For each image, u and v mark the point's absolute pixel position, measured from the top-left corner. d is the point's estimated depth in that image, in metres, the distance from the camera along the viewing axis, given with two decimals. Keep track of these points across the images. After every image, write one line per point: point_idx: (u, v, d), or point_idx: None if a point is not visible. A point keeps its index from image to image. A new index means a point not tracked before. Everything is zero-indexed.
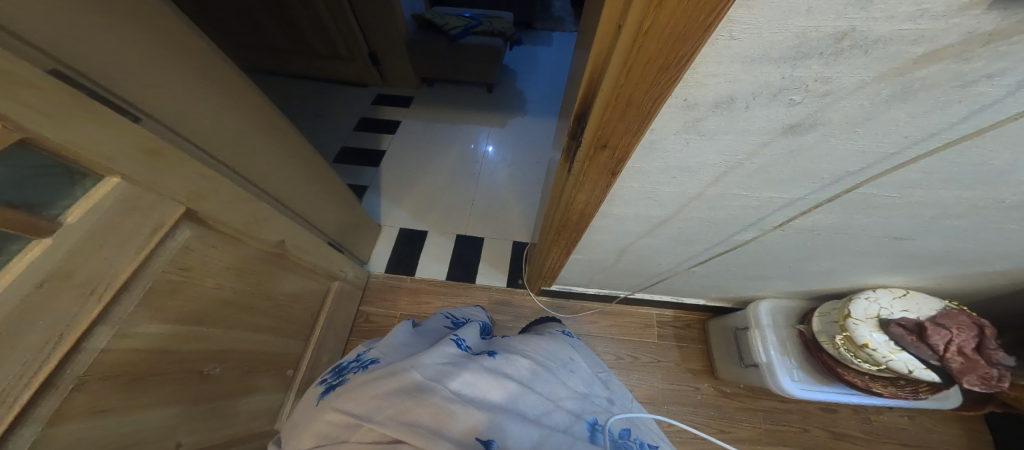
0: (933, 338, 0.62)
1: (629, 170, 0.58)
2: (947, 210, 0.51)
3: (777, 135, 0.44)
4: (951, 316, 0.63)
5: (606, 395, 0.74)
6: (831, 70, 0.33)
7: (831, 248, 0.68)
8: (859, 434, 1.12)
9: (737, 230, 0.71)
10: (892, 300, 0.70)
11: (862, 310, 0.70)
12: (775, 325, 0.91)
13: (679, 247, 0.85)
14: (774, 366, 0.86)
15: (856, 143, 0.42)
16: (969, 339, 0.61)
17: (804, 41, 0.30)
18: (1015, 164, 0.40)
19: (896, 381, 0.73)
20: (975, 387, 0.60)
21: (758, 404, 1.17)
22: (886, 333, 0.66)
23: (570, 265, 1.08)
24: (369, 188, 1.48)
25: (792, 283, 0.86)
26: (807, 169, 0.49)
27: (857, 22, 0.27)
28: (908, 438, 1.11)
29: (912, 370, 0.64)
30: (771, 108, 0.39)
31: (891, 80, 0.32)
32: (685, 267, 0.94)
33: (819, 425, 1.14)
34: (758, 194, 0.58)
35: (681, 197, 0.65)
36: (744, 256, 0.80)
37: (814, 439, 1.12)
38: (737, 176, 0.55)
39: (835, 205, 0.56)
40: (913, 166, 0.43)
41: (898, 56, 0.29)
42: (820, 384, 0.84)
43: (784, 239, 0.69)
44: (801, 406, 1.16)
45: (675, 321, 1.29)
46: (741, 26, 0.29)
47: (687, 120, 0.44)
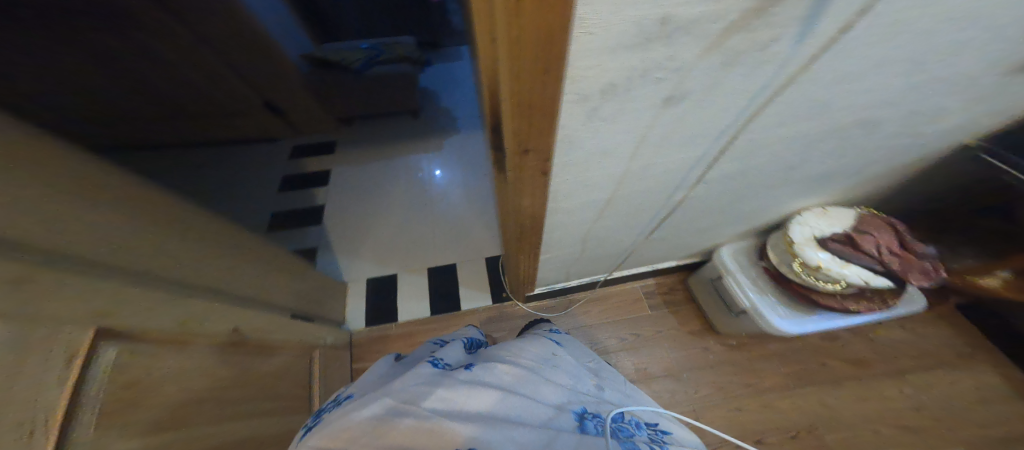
0: (863, 245, 0.68)
1: (556, 167, 0.61)
2: (828, 130, 0.56)
3: (664, 110, 0.47)
4: (869, 221, 0.71)
5: (598, 382, 0.71)
6: (673, 47, 0.36)
7: (754, 186, 0.71)
8: (871, 355, 1.13)
9: (671, 193, 0.74)
10: (818, 219, 0.74)
11: (800, 234, 0.72)
12: (743, 267, 0.93)
13: (632, 220, 0.87)
14: (758, 307, 0.86)
15: (733, 99, 0.46)
16: (886, 239, 0.68)
17: (639, 29, 0.33)
18: (846, 86, 0.46)
19: (868, 296, 0.71)
20: (920, 281, 0.65)
21: (767, 349, 1.17)
22: (829, 250, 0.69)
23: (545, 265, 1.09)
24: (321, 248, 1.48)
25: (739, 225, 0.88)
26: (705, 127, 0.52)
27: (667, 7, 0.31)
28: (909, 347, 1.14)
29: (868, 281, 0.67)
30: (646, 90, 0.43)
31: (716, 49, 0.37)
32: (643, 236, 0.96)
33: (832, 355, 1.14)
34: (674, 160, 0.61)
35: (610, 179, 0.67)
36: (687, 213, 0.82)
37: (833, 371, 1.12)
38: (651, 150, 0.58)
39: (737, 153, 0.59)
40: (787, 104, 0.48)
41: (711, 27, 0.34)
42: (806, 314, 0.84)
43: (713, 189, 0.72)
44: (809, 342, 1.17)
45: (659, 288, 1.31)
46: (592, 21, 0.32)
47: (586, 112, 0.46)
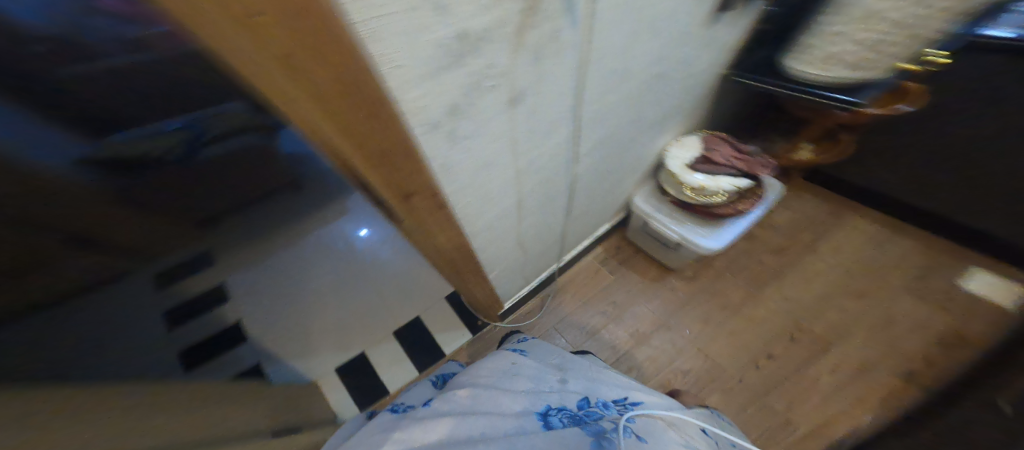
0: (716, 158, 0.80)
1: (452, 195, 0.61)
2: (648, 78, 0.66)
3: (512, 111, 0.52)
4: (715, 140, 0.85)
5: (562, 377, 0.74)
6: (485, 58, 0.41)
7: (623, 134, 0.78)
8: (784, 240, 1.31)
9: (563, 172, 0.79)
10: (682, 149, 0.86)
11: (676, 165, 0.84)
12: (657, 206, 1.02)
13: (548, 209, 0.92)
14: (685, 235, 0.94)
15: (559, 80, 0.53)
16: (726, 148, 0.82)
17: (447, 51, 0.36)
18: (637, 45, 0.57)
19: (744, 195, 0.82)
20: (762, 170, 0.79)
21: (715, 268, 1.29)
22: (698, 171, 0.81)
23: (498, 277, 1.09)
24: (256, 357, 1.19)
25: (632, 173, 0.97)
26: (554, 108, 0.58)
27: (459, 27, 0.35)
28: (806, 222, 1.34)
29: (735, 184, 0.78)
30: (487, 102, 0.47)
31: (521, 47, 0.43)
32: (565, 217, 1.01)
33: (762, 252, 1.29)
34: (547, 145, 0.66)
35: (506, 184, 0.70)
36: (587, 177, 0.87)
37: (767, 265, 1.27)
38: (524, 145, 0.62)
39: (592, 118, 0.67)
40: (603, 71, 0.57)
41: (505, 32, 0.40)
42: (720, 224, 0.92)
43: (594, 151, 0.77)
44: (742, 250, 1.31)
45: (609, 253, 1.38)
46: (395, 55, 0.32)
47: (445, 137, 0.47)
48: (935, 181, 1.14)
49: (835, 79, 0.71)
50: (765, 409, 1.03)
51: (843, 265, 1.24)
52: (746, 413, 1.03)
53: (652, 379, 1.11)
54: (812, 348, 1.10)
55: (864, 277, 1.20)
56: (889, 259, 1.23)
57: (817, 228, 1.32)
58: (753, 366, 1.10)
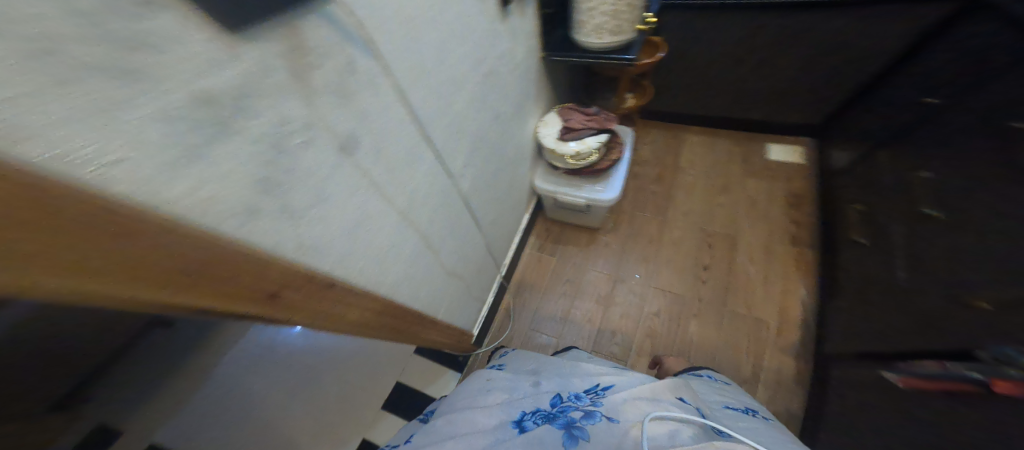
0: (576, 126, 0.87)
1: (359, 283, 0.45)
2: (495, 69, 0.59)
3: (363, 163, 0.38)
4: (567, 110, 0.91)
5: (535, 380, 0.61)
6: (271, 114, 0.26)
7: (501, 126, 0.69)
8: (681, 156, 1.36)
9: (466, 193, 0.67)
10: (546, 127, 0.90)
11: (549, 142, 0.88)
12: (556, 183, 1.05)
13: (467, 226, 0.75)
14: (591, 195, 1.00)
15: (402, 104, 0.41)
16: (580, 114, 0.89)
17: (189, 132, 0.21)
18: (468, 42, 0.49)
19: (613, 147, 0.95)
20: (612, 122, 0.90)
21: (639, 207, 1.27)
22: (570, 140, 0.87)
23: (456, 318, 0.88)
24: None
25: (519, 158, 0.90)
26: (420, 136, 0.46)
27: (185, 91, 0.20)
28: (691, 132, 1.41)
29: (600, 140, 0.86)
30: (316, 172, 0.32)
31: (322, 90, 0.30)
32: (485, 230, 0.88)
33: (670, 175, 1.32)
34: (434, 177, 0.53)
35: (409, 238, 0.54)
36: (489, 179, 0.75)
37: (680, 183, 1.29)
38: (406, 189, 0.48)
39: (467, 130, 0.57)
40: (441, 75, 0.46)
41: (281, 72, 0.26)
42: (610, 175, 1.01)
43: (484, 155, 0.67)
44: (635, 188, 1.31)
45: (543, 238, 1.27)
46: (69, 172, 0.16)
47: (281, 233, 0.30)
48: (715, 81, 1.23)
49: (586, 48, 0.70)
50: (733, 316, 1.01)
51: (706, 171, 1.31)
52: (721, 328, 0.99)
53: (633, 342, 1.02)
54: (748, 239, 1.13)
55: (753, 160, 1.30)
56: (727, 151, 1.34)
57: (675, 145, 1.39)
58: (700, 282, 1.08)
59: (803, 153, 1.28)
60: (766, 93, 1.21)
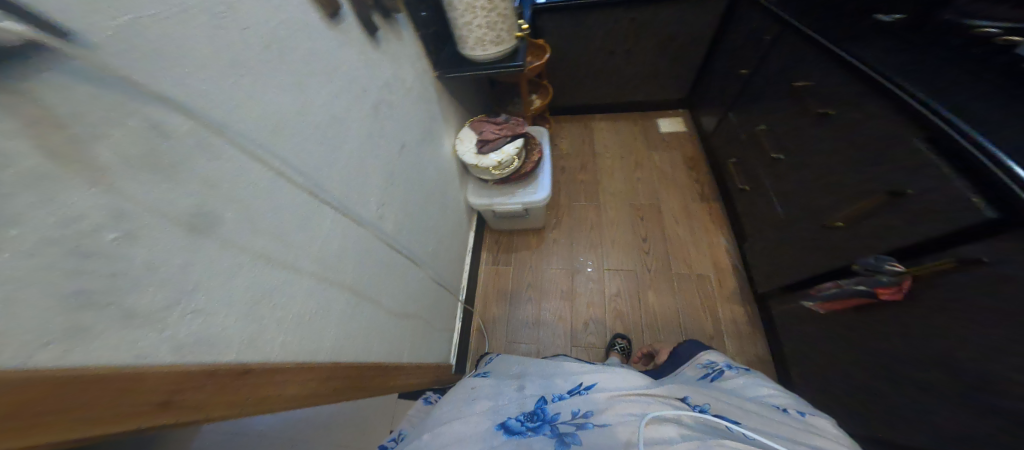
0: (492, 137, 0.87)
1: (298, 361, 0.38)
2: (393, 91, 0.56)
3: (239, 244, 0.29)
4: (478, 123, 0.91)
5: (519, 383, 0.57)
6: (105, 195, 0.20)
7: (413, 149, 0.66)
8: (598, 144, 1.45)
9: (395, 225, 0.62)
10: (463, 144, 0.90)
11: (470, 158, 0.87)
12: (490, 195, 1.04)
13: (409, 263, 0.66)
14: (525, 199, 1.01)
15: (265, 163, 0.32)
16: (492, 125, 0.91)
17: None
18: (350, 69, 0.46)
19: (530, 149, 1.00)
20: (524, 127, 0.93)
21: (576, 198, 1.32)
22: (490, 152, 0.87)
23: (425, 356, 0.79)
24: None
25: (445, 178, 0.87)
26: (322, 174, 0.40)
27: None
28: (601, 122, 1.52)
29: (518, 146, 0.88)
30: (174, 262, 0.24)
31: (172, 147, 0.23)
32: (426, 259, 0.81)
33: (594, 163, 1.40)
34: (353, 214, 0.48)
35: (340, 297, 0.47)
36: (417, 203, 0.71)
37: (605, 168, 1.37)
38: (315, 249, 0.40)
39: (378, 156, 0.53)
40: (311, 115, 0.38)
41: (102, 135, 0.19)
42: (538, 176, 1.04)
43: (404, 179, 0.63)
44: (566, 182, 1.36)
45: (492, 252, 1.25)
46: None
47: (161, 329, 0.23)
48: (604, 72, 1.35)
49: (473, 59, 0.72)
50: (682, 278, 1.08)
51: (620, 154, 1.41)
52: (675, 291, 1.06)
53: (604, 328, 1.04)
54: (674, 205, 1.23)
55: (659, 135, 1.44)
56: (629, 133, 1.47)
57: (589, 136, 1.49)
58: (645, 254, 1.14)
59: (687, 122, 1.46)
60: (644, 76, 1.36)
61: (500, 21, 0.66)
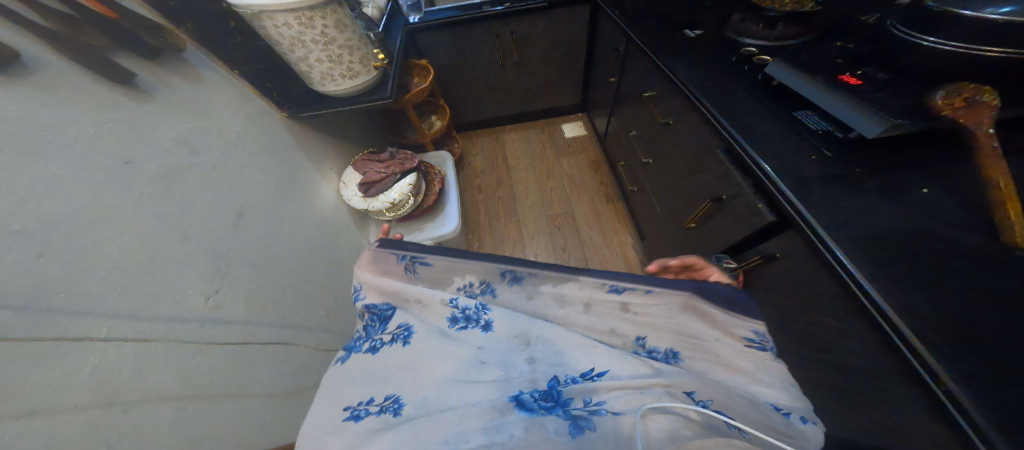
0: (378, 177, 0.81)
1: None
2: (222, 145, 0.48)
3: None
4: (361, 162, 0.84)
5: (530, 351, 0.43)
6: None
7: (272, 202, 0.57)
8: (511, 158, 1.46)
9: (264, 296, 0.53)
10: (346, 189, 0.81)
11: (358, 203, 0.80)
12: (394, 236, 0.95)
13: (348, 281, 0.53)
14: (432, 233, 0.94)
15: None
16: (378, 163, 0.84)
17: None
18: (144, 129, 0.38)
19: (429, 181, 0.97)
20: (415, 161, 0.89)
21: (495, 216, 1.29)
22: (379, 193, 0.80)
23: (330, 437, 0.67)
24: None
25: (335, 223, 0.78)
26: (91, 267, 0.32)
27: None
28: (511, 137, 1.54)
29: (411, 183, 0.84)
30: None
31: None
32: (329, 322, 0.70)
33: (509, 178, 1.40)
34: (168, 308, 0.39)
35: (179, 414, 0.39)
36: (293, 262, 0.61)
37: (520, 181, 1.38)
38: (79, 389, 0.31)
39: (211, 227, 0.44)
40: (10, 224, 0.27)
41: None
42: (445, 208, 0.99)
43: (262, 241, 0.54)
44: (483, 202, 1.33)
45: None
46: None
47: None
48: (501, 85, 1.40)
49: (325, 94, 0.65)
50: None
51: (532, 164, 1.43)
52: None
53: None
54: (586, 209, 1.27)
55: (567, 143, 1.49)
56: (538, 142, 1.51)
57: (500, 150, 1.49)
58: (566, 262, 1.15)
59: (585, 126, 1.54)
60: (539, 85, 1.43)
61: (346, 57, 0.60)
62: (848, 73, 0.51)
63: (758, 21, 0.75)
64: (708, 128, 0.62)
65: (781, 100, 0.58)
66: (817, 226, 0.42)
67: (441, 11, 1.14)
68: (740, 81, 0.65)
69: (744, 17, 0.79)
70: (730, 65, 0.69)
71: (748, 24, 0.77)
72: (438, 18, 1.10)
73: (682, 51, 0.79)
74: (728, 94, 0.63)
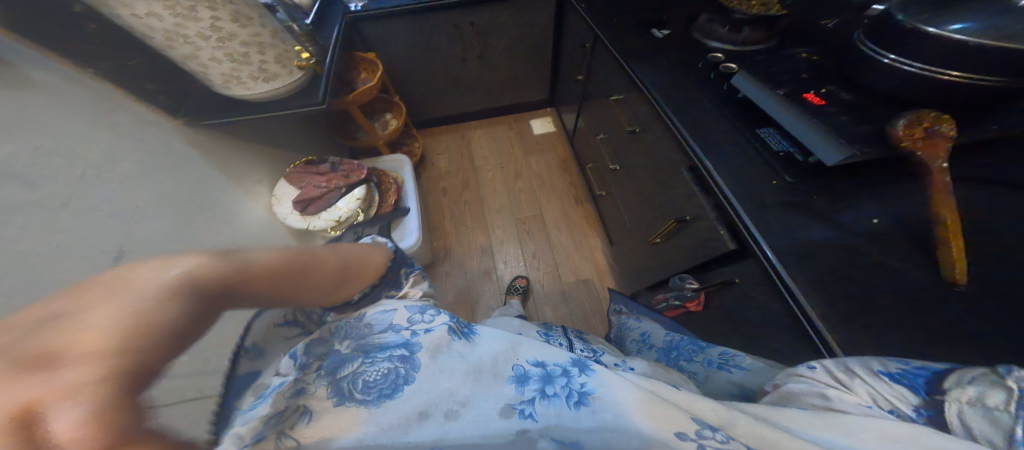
0: (317, 191, 0.73)
1: None
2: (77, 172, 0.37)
3: None
4: (298, 176, 0.77)
5: None
6: None
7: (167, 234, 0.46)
8: (475, 158, 1.39)
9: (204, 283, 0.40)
10: (282, 206, 0.73)
11: (295, 221, 0.71)
12: None
13: (146, 282, 0.21)
14: None
15: None
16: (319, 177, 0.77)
17: None
18: None
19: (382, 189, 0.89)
20: (362, 172, 0.81)
21: (459, 222, 1.22)
22: (319, 210, 0.72)
23: None
24: None
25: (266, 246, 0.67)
26: None
27: None
28: (473, 135, 1.46)
29: (358, 197, 0.76)
30: None
31: None
32: None
33: (473, 180, 1.33)
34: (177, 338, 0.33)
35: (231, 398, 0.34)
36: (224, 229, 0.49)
37: (486, 183, 1.31)
38: None
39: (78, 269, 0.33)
40: None
41: None
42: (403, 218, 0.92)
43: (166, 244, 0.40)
44: (447, 207, 1.26)
45: None
46: None
47: None
48: (462, 80, 1.31)
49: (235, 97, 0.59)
50: (570, 288, 1.07)
51: (498, 164, 1.37)
52: (568, 303, 1.03)
53: None
54: (554, 212, 1.23)
55: (533, 141, 1.44)
56: (506, 140, 1.44)
57: (466, 149, 1.41)
58: (534, 269, 1.11)
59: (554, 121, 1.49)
60: (503, 80, 1.35)
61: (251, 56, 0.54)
62: (813, 91, 0.49)
63: (725, 23, 0.73)
64: (674, 144, 0.60)
65: (746, 115, 0.56)
66: (772, 260, 0.42)
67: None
68: (706, 90, 0.63)
69: (714, 19, 0.76)
70: (696, 73, 0.67)
71: (716, 26, 0.75)
72: (384, 6, 1.00)
73: (648, 53, 0.75)
74: (693, 108, 0.61)
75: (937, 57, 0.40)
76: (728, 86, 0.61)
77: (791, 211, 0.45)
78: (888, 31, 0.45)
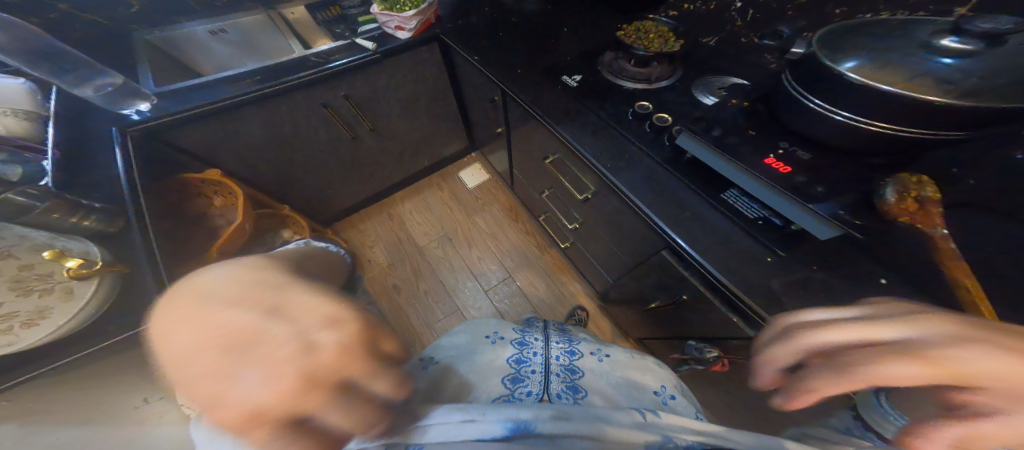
0: None
1: None
2: None
3: None
4: None
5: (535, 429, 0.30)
6: None
7: None
8: (410, 236, 1.24)
9: None
10: None
11: None
12: None
13: (307, 302, 0.27)
14: None
15: None
16: None
17: None
18: None
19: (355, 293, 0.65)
20: None
21: (423, 319, 1.07)
22: None
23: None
24: None
25: None
26: None
27: None
28: (395, 211, 1.30)
29: None
30: None
31: None
32: None
33: (417, 263, 1.17)
34: None
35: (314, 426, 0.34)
36: None
37: (434, 261, 1.18)
38: None
39: None
40: None
41: None
42: None
43: None
44: (403, 306, 1.09)
45: None
46: None
47: None
48: (363, 158, 1.12)
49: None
50: None
51: (442, 234, 1.24)
52: None
53: None
54: (520, 269, 1.15)
55: (466, 195, 1.33)
56: (440, 204, 1.31)
57: (398, 229, 1.25)
58: None
59: (480, 166, 1.40)
60: (411, 143, 1.20)
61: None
62: (770, 153, 0.49)
63: (630, 59, 0.69)
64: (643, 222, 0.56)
65: (705, 178, 0.53)
66: None
67: (202, 89, 0.76)
68: (650, 149, 0.59)
69: (617, 56, 0.73)
70: (631, 127, 0.62)
71: (623, 63, 0.71)
72: (204, 102, 0.73)
73: (570, 110, 0.70)
74: (650, 177, 0.57)
75: (871, 109, 0.40)
76: (671, 141, 0.58)
77: (801, 295, 0.42)
78: (810, 77, 0.44)
